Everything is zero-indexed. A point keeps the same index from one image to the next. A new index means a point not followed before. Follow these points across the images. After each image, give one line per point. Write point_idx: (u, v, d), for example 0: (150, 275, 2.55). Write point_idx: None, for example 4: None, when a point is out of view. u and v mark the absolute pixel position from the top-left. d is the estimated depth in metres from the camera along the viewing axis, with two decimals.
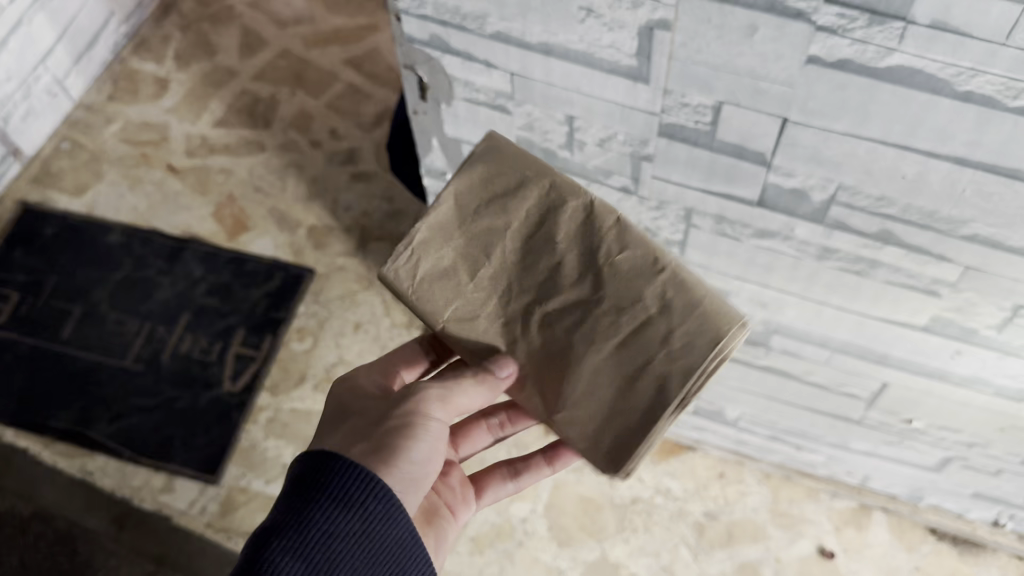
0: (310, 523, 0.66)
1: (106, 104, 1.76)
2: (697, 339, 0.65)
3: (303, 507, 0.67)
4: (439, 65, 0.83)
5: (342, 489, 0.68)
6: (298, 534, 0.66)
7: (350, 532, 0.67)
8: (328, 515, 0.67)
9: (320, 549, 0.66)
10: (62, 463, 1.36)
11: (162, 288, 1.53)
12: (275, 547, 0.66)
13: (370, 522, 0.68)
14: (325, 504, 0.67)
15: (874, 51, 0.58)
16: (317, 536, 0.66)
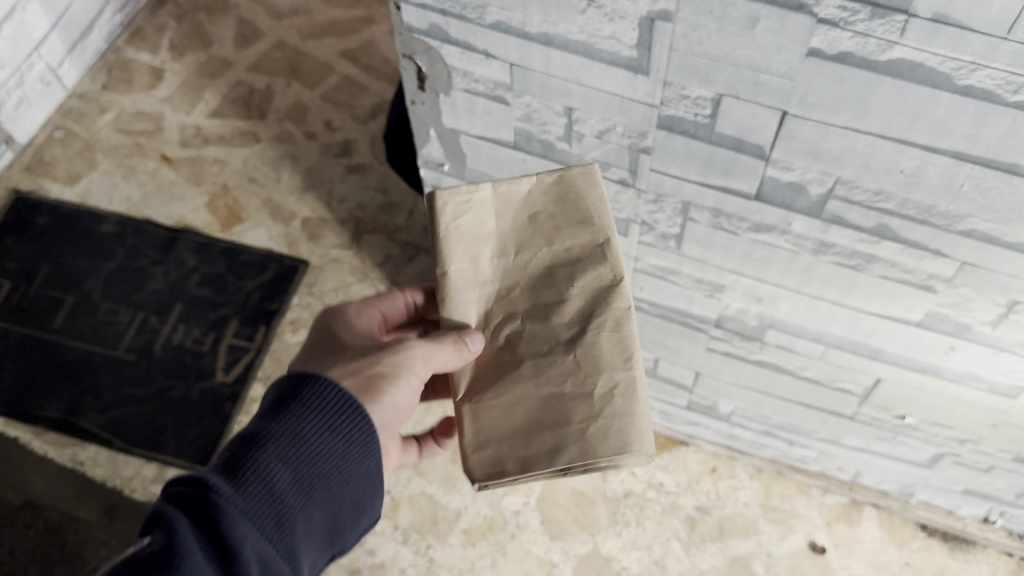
0: (298, 436, 0.65)
1: (100, 93, 1.75)
2: (608, 434, 0.65)
3: (298, 424, 0.66)
4: (438, 55, 0.82)
5: (335, 412, 0.67)
6: (284, 442, 0.65)
7: (336, 456, 0.66)
8: (319, 435, 0.66)
9: (309, 465, 0.65)
10: (52, 452, 1.35)
11: (156, 278, 1.52)
12: (266, 455, 0.64)
13: (354, 448, 0.68)
14: (306, 415, 0.66)
15: (875, 44, 0.59)
16: (308, 453, 0.65)
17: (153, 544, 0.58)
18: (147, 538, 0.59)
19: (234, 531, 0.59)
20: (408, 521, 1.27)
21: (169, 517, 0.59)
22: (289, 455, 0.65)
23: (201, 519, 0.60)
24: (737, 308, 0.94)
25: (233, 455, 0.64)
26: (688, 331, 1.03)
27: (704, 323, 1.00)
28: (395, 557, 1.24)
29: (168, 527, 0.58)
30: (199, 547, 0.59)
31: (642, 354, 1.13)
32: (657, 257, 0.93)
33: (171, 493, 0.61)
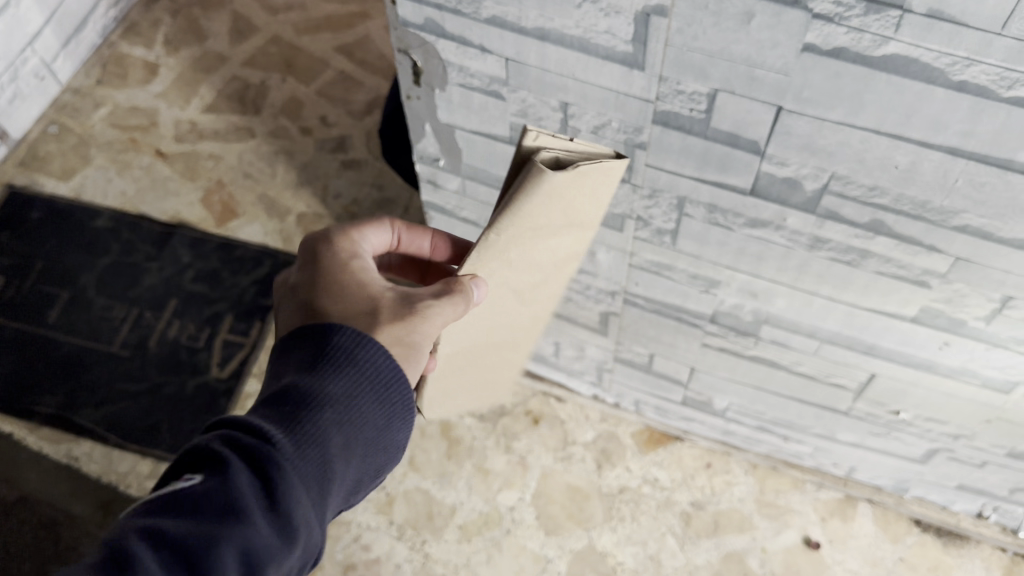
0: (352, 403, 0.65)
1: (94, 87, 1.74)
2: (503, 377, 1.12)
3: (353, 389, 0.66)
4: (434, 49, 0.82)
5: (386, 382, 0.68)
6: (340, 406, 0.65)
7: (378, 425, 0.67)
8: (369, 404, 0.67)
9: (356, 432, 0.66)
10: (47, 448, 1.34)
11: (150, 273, 1.52)
12: (323, 416, 0.63)
13: (393, 420, 0.69)
14: (357, 377, 0.66)
15: (869, 39, 0.59)
16: (357, 420, 0.66)
17: (208, 486, 0.57)
18: (199, 477, 0.58)
19: (290, 486, 0.59)
20: (404, 517, 1.27)
21: (227, 460, 0.58)
22: (340, 416, 0.64)
23: (257, 467, 0.59)
24: (732, 304, 0.94)
25: (285, 408, 0.63)
26: (683, 327, 1.03)
27: (699, 319, 1.00)
28: (390, 553, 1.24)
29: (227, 472, 0.57)
30: (254, 495, 0.58)
31: (637, 349, 1.13)
32: (653, 252, 0.93)
33: (223, 436, 0.60)
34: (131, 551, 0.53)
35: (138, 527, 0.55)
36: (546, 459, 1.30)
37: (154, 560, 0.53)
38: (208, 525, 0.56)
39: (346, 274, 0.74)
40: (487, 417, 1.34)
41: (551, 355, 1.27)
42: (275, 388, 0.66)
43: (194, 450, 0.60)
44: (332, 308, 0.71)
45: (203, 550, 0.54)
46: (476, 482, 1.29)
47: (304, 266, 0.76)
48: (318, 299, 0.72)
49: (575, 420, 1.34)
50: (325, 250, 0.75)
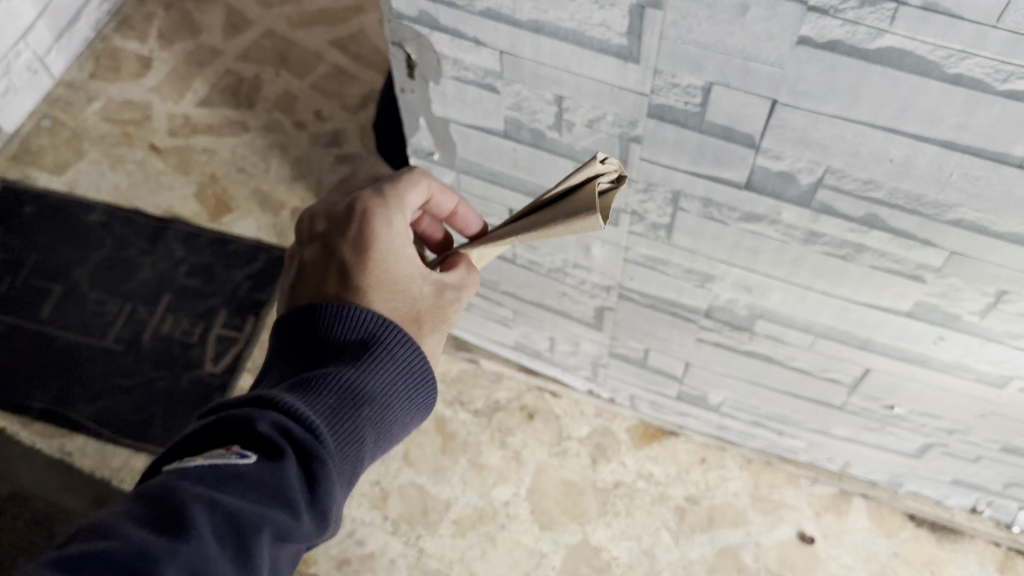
0: (386, 403, 0.69)
1: (87, 81, 1.74)
2: None
3: (388, 388, 0.69)
4: (428, 42, 0.82)
5: (419, 382, 0.71)
6: (376, 404, 0.68)
7: (403, 422, 0.71)
8: (400, 404, 0.70)
9: (385, 428, 0.69)
10: (40, 443, 1.34)
11: (144, 268, 1.51)
12: (362, 412, 0.67)
13: (414, 418, 0.73)
14: (393, 378, 0.70)
15: (865, 32, 0.58)
16: (387, 418, 0.69)
17: (260, 469, 0.59)
18: (251, 457, 0.59)
19: (332, 482, 0.62)
20: (398, 512, 1.26)
21: (279, 449, 0.60)
22: (374, 415, 0.68)
23: (304, 460, 0.61)
24: (727, 298, 0.94)
25: (327, 399, 0.66)
26: (678, 322, 1.03)
27: (694, 313, 1.00)
28: (385, 547, 1.24)
29: (279, 461, 0.59)
30: (299, 485, 0.61)
31: (632, 344, 1.13)
32: (648, 247, 0.93)
33: (273, 419, 0.61)
34: (191, 516, 0.54)
35: (193, 492, 0.56)
36: (540, 454, 1.30)
37: (211, 526, 0.54)
38: (259, 504, 0.57)
39: (395, 255, 0.74)
40: (481, 412, 1.34)
41: (546, 350, 1.27)
42: (311, 374, 0.67)
43: (238, 426, 0.61)
44: (377, 296, 0.72)
45: (254, 525, 0.56)
46: (471, 477, 1.29)
47: (353, 232, 0.74)
48: (366, 279, 0.72)
49: (569, 415, 1.33)
50: (378, 223, 0.74)
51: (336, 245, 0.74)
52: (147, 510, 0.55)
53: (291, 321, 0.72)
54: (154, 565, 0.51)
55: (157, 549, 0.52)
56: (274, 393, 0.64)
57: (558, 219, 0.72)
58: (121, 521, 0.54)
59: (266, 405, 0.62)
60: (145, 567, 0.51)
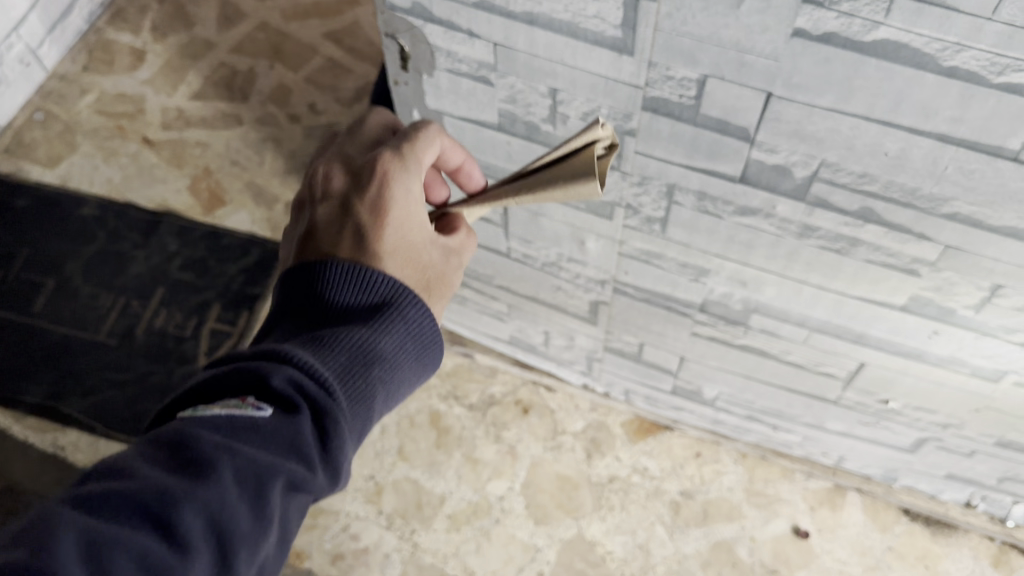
0: (397, 362, 0.68)
1: (80, 74, 1.73)
2: None
3: (401, 347, 0.68)
4: (421, 34, 0.81)
5: (428, 344, 0.71)
6: (388, 364, 0.67)
7: (411, 383, 0.70)
8: (410, 364, 0.69)
9: (394, 388, 0.68)
10: (33, 437, 1.33)
11: (137, 262, 1.51)
12: (375, 371, 0.66)
13: (422, 378, 0.72)
14: (404, 340, 0.69)
15: (860, 24, 0.58)
16: (398, 378, 0.68)
17: (277, 422, 0.58)
18: (267, 409, 0.59)
19: (345, 439, 0.61)
20: (392, 506, 1.26)
21: (295, 403, 0.60)
22: (386, 375, 0.67)
23: (318, 416, 0.61)
24: (722, 293, 0.94)
25: (339, 356, 0.64)
26: (673, 316, 1.03)
27: (689, 307, 0.99)
28: (379, 542, 1.24)
29: (295, 416, 0.59)
30: (312, 439, 0.60)
31: (627, 338, 1.12)
32: (643, 241, 0.92)
33: (288, 374, 0.60)
34: (210, 460, 0.55)
35: (212, 438, 0.56)
36: (535, 449, 1.30)
37: (232, 471, 0.55)
38: (276, 454, 0.57)
39: (410, 221, 0.72)
40: (476, 407, 1.34)
41: (541, 345, 1.26)
42: (323, 331, 0.66)
43: (252, 379, 0.60)
44: (391, 262, 0.70)
45: (270, 473, 0.56)
46: (466, 472, 1.28)
47: (370, 193, 0.72)
48: (381, 244, 0.70)
49: (564, 409, 1.33)
50: (397, 186, 0.71)
51: (352, 205, 0.72)
52: (167, 450, 0.56)
53: (301, 278, 0.69)
54: (171, 508, 0.52)
55: (176, 491, 0.53)
56: (287, 348, 0.62)
57: (555, 182, 0.72)
58: (139, 461, 0.55)
59: (280, 359, 0.61)
60: (165, 507, 0.52)
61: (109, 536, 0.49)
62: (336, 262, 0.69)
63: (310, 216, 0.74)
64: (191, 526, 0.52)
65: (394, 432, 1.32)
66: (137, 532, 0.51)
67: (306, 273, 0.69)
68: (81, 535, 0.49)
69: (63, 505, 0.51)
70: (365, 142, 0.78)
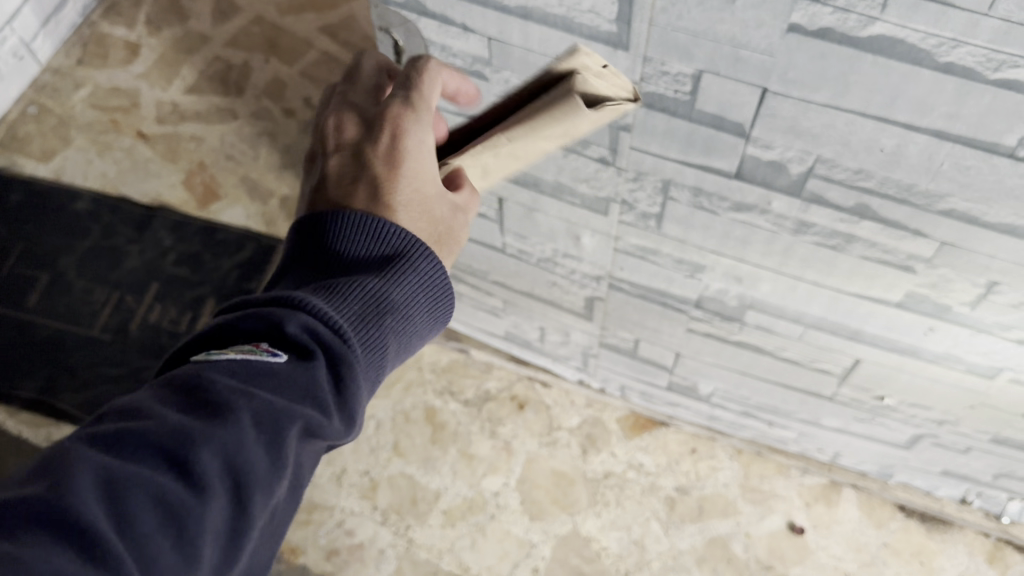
0: (409, 313, 0.67)
1: (74, 68, 1.72)
2: None
3: (412, 297, 0.68)
4: (415, 27, 0.80)
5: (441, 294, 0.70)
6: (401, 314, 0.66)
7: (423, 333, 0.70)
8: (421, 314, 0.69)
9: (407, 337, 0.68)
10: (27, 432, 1.33)
11: (131, 257, 1.50)
12: (387, 320, 0.65)
13: (434, 328, 0.71)
14: (417, 286, 0.68)
15: (855, 20, 0.57)
16: (410, 327, 0.67)
17: (292, 368, 0.58)
18: (282, 355, 0.58)
19: (359, 384, 0.61)
20: (388, 502, 1.26)
21: (310, 350, 0.59)
22: (398, 324, 0.66)
23: (332, 362, 0.61)
24: (717, 289, 0.94)
25: (352, 303, 0.64)
26: (668, 312, 1.02)
27: (684, 303, 0.99)
28: (374, 537, 1.23)
29: (310, 362, 0.59)
30: (327, 385, 0.60)
31: (622, 334, 1.12)
32: (638, 236, 0.92)
33: (302, 321, 0.60)
34: (226, 403, 0.54)
35: (227, 383, 0.56)
36: (530, 444, 1.30)
37: (249, 413, 0.54)
38: (292, 399, 0.57)
39: (423, 172, 0.72)
40: (471, 402, 1.34)
41: (536, 340, 1.26)
42: (336, 278, 0.66)
43: (265, 325, 0.60)
44: (405, 214, 0.70)
45: (286, 417, 0.56)
46: (461, 467, 1.28)
47: (383, 143, 0.71)
48: (396, 196, 0.70)
49: (560, 405, 1.33)
50: (408, 135, 0.70)
51: (365, 156, 0.72)
52: (183, 394, 0.56)
53: (315, 226, 0.69)
54: (189, 448, 0.51)
55: (193, 431, 0.52)
56: (300, 294, 0.62)
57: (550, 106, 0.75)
58: (154, 403, 0.55)
59: (293, 305, 0.61)
60: (182, 447, 0.51)
61: (128, 474, 0.49)
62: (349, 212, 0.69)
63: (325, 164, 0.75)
64: (208, 466, 0.51)
65: (389, 428, 1.32)
66: (154, 471, 0.50)
67: (320, 222, 0.69)
68: (98, 473, 0.48)
69: (81, 445, 0.50)
70: (371, 91, 0.77)
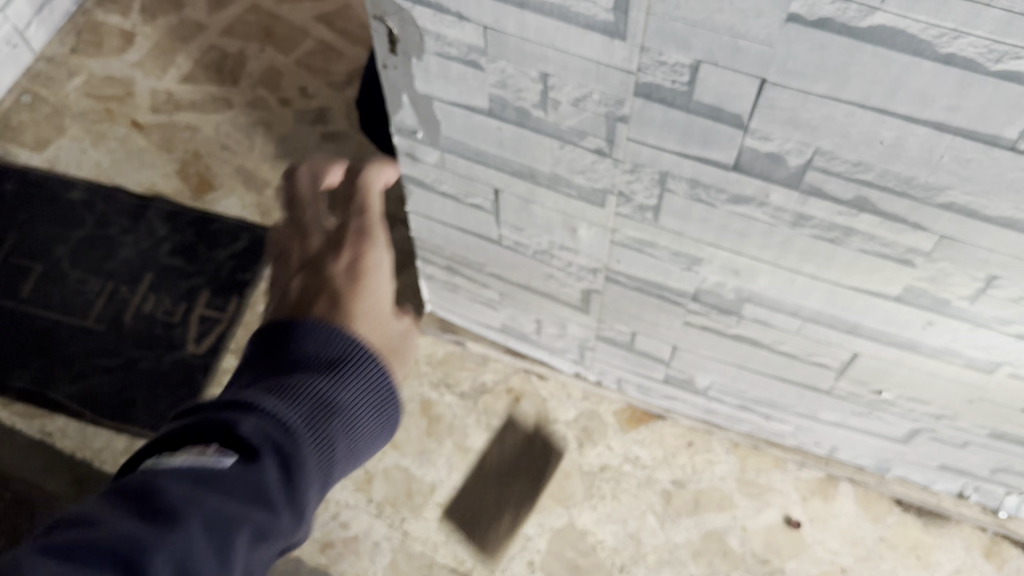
0: (353, 415, 0.72)
1: (68, 56, 1.70)
2: None
3: (359, 398, 0.73)
4: (409, 16, 0.79)
5: (387, 403, 0.75)
6: (346, 417, 0.71)
7: (366, 438, 0.74)
8: (366, 418, 0.74)
9: (351, 440, 0.72)
10: (20, 423, 1.32)
11: (125, 247, 1.49)
12: (334, 422, 0.70)
13: (377, 433, 0.75)
14: (360, 391, 0.74)
15: (856, 10, 0.57)
16: (353, 429, 0.72)
17: (241, 470, 0.62)
18: (231, 457, 0.62)
19: (306, 482, 0.66)
20: (383, 494, 1.26)
21: (257, 451, 0.63)
22: (344, 425, 0.71)
23: (281, 460, 0.64)
24: (715, 282, 0.93)
25: (302, 404, 0.69)
26: (665, 305, 1.01)
27: (681, 296, 0.98)
28: (369, 530, 1.23)
29: (259, 463, 0.63)
30: (279, 484, 0.64)
31: (619, 327, 1.12)
32: (635, 229, 0.91)
33: (254, 424, 0.64)
34: (177, 510, 0.58)
35: (180, 488, 0.60)
36: (526, 437, 1.30)
37: (199, 518, 0.59)
38: (242, 501, 0.61)
39: (377, 288, 0.85)
40: (467, 395, 1.33)
41: (533, 333, 1.25)
42: (286, 377, 0.71)
43: (216, 427, 0.64)
44: (361, 322, 0.80)
45: (237, 522, 0.60)
46: (456, 461, 1.28)
47: (344, 263, 0.86)
48: (356, 306, 0.81)
49: (557, 398, 1.33)
50: (368, 254, 0.87)
51: (327, 271, 0.85)
52: (134, 500, 0.60)
53: (277, 332, 0.76)
54: (144, 554, 0.55)
55: (146, 538, 0.56)
56: (252, 398, 0.67)
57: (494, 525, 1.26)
58: (109, 512, 0.59)
59: (245, 408, 0.66)
60: (136, 556, 0.55)
61: None
62: (308, 317, 0.78)
63: (286, 283, 0.86)
64: (160, 570, 0.55)
65: None
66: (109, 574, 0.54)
67: (275, 329, 0.76)
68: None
69: (35, 556, 0.54)
70: (318, 209, 0.94)
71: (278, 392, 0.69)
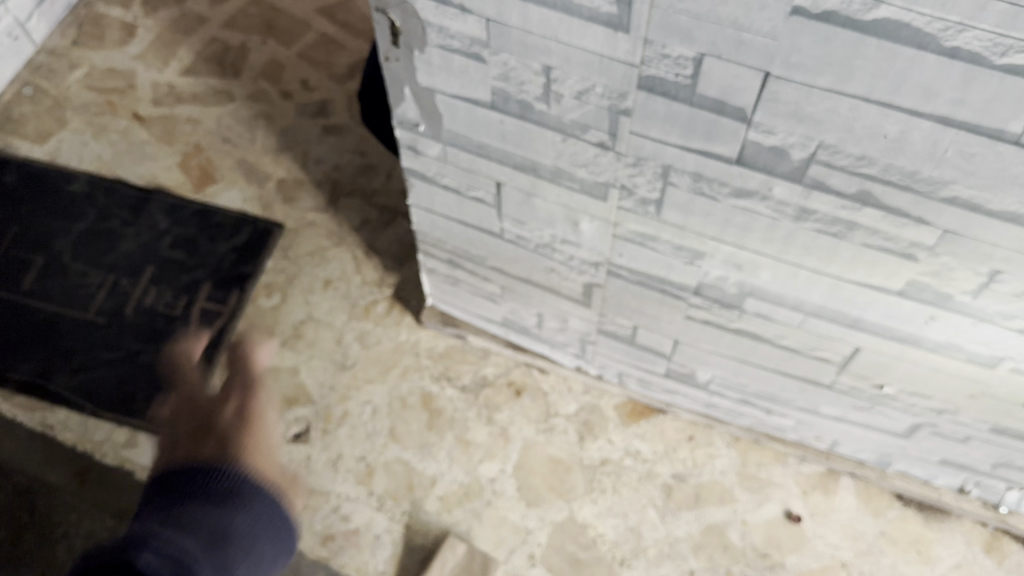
0: (251, 540, 0.72)
1: (69, 48, 1.70)
2: None
3: (257, 521, 0.73)
4: (411, 8, 0.79)
5: (279, 529, 0.75)
6: (244, 540, 0.71)
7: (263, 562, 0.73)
8: (265, 544, 0.73)
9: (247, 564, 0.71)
10: (21, 416, 1.32)
11: (127, 239, 1.49)
12: (232, 547, 0.70)
13: (272, 560, 0.74)
14: (255, 522, 0.73)
15: (860, 3, 0.56)
16: (250, 554, 0.72)
17: None
18: None
19: None
20: (384, 487, 1.26)
21: None
22: (242, 549, 0.71)
23: None
24: (716, 276, 0.93)
25: (199, 531, 0.69)
26: (667, 299, 1.01)
27: (683, 290, 0.98)
28: (370, 523, 1.23)
29: None
30: None
31: (620, 321, 1.11)
32: (637, 222, 0.91)
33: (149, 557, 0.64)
34: None
35: None
36: (527, 431, 1.30)
37: None
38: None
39: (268, 434, 0.80)
40: (468, 388, 1.33)
41: (534, 327, 1.25)
42: (180, 507, 0.71)
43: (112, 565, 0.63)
44: (256, 456, 0.77)
45: None
46: (457, 454, 1.28)
47: (231, 412, 0.81)
48: (249, 439, 0.77)
49: (557, 391, 1.33)
50: (254, 403, 0.82)
51: (216, 417, 0.80)
52: None
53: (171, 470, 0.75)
54: None
55: None
56: (146, 533, 0.67)
57: None
58: None
59: (139, 543, 0.65)
60: None
61: None
62: (202, 453, 0.76)
63: (171, 430, 0.80)
64: None
65: (386, 413, 1.31)
66: None
67: (171, 467, 0.74)
68: None
69: None
70: (198, 375, 0.88)
71: (174, 521, 0.69)
